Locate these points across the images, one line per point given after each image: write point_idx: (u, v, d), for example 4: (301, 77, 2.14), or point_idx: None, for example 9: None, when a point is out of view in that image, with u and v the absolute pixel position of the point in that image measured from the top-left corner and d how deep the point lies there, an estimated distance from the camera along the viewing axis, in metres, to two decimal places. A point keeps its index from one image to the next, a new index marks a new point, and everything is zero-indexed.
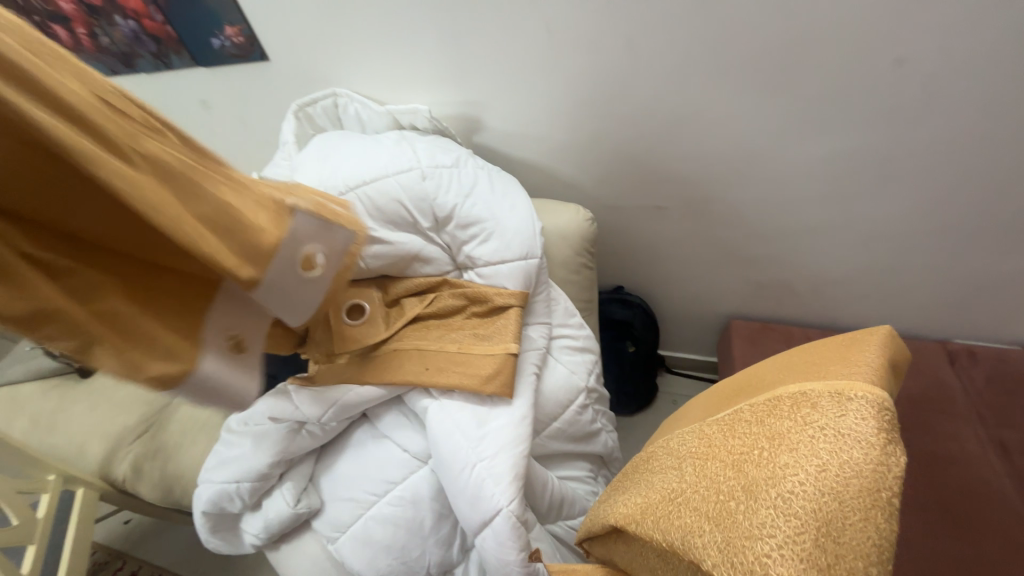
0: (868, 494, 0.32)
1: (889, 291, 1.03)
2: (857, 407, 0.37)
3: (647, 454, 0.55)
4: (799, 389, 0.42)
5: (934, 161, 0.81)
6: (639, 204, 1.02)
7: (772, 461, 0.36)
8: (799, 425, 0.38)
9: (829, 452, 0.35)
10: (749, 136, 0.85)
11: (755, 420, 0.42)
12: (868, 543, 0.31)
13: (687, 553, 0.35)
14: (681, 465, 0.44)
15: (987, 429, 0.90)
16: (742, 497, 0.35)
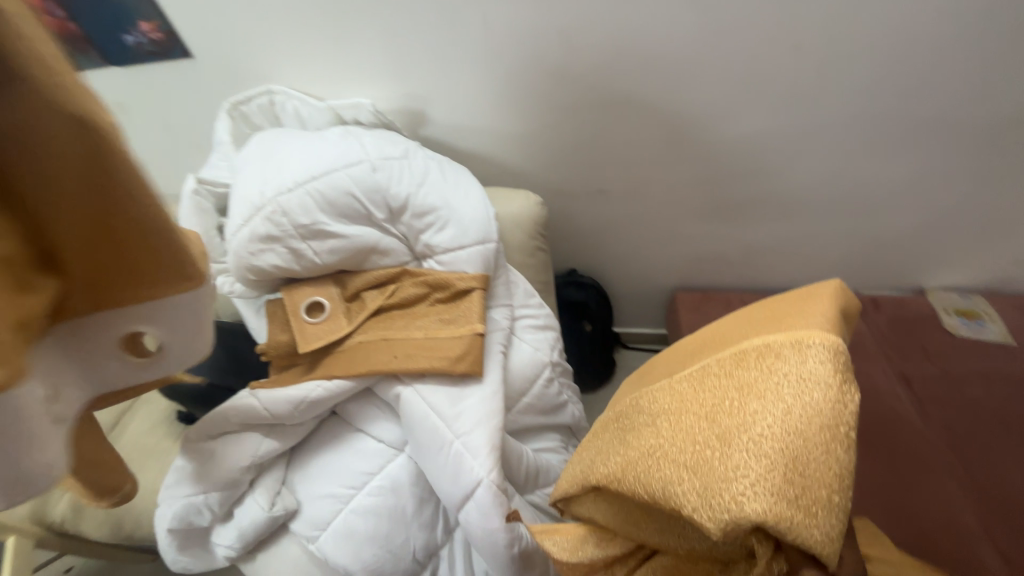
0: (830, 432, 0.37)
1: (806, 252, 1.16)
2: (815, 352, 0.41)
3: (616, 410, 0.58)
4: (763, 339, 0.46)
5: (830, 132, 0.93)
6: (584, 188, 1.08)
7: (743, 409, 0.40)
8: (765, 374, 0.42)
9: (793, 396, 0.39)
10: (677, 117, 0.93)
11: (722, 371, 0.46)
12: (828, 470, 0.36)
13: (670, 501, 0.39)
14: (656, 419, 0.47)
15: (892, 365, 1.04)
16: (716, 445, 0.39)
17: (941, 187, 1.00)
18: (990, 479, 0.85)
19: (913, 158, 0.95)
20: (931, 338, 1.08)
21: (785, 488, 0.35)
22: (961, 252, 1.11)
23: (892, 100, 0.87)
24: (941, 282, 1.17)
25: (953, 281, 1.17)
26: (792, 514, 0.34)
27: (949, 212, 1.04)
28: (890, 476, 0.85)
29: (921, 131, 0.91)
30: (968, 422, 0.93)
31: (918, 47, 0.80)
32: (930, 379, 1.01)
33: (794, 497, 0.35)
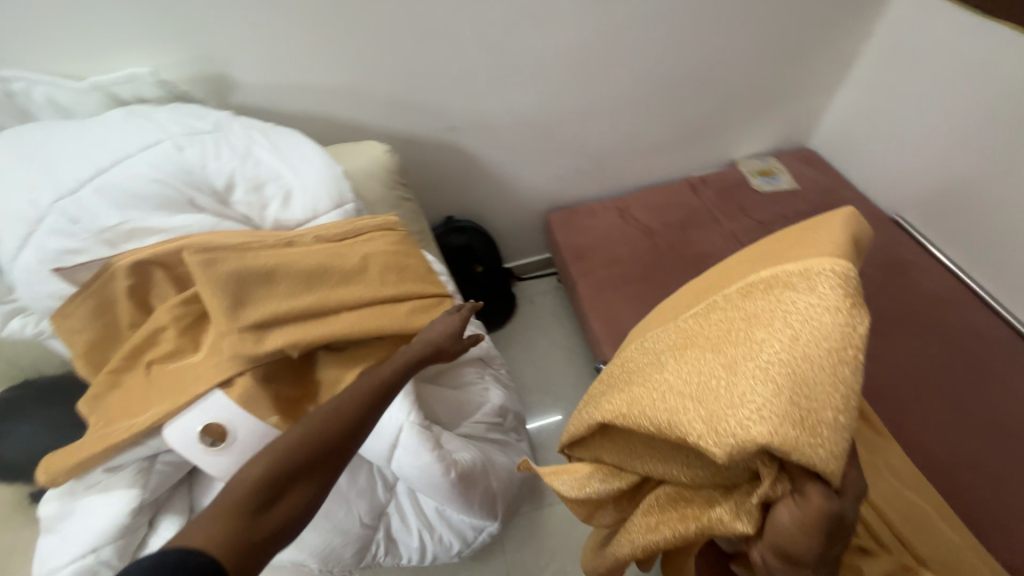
0: (829, 359, 0.47)
1: (643, 150, 1.30)
2: (820, 288, 0.51)
3: (637, 352, 0.68)
4: (773, 279, 0.55)
5: (630, 30, 1.03)
6: (433, 130, 1.06)
7: (755, 345, 0.50)
8: (773, 312, 0.52)
9: (798, 329, 0.49)
10: (497, 37, 0.95)
11: (735, 313, 0.56)
12: (829, 389, 0.46)
13: (686, 431, 0.48)
14: (675, 362, 0.57)
15: (726, 228, 1.25)
16: (730, 376, 0.49)
17: (724, 67, 1.18)
18: None
19: (700, 43, 1.11)
20: (746, 198, 1.32)
21: (786, 414, 0.44)
22: (752, 123, 1.34)
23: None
24: (744, 152, 1.42)
25: (752, 149, 1.42)
26: (795, 435, 0.43)
27: (735, 88, 1.24)
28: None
29: (698, 17, 1.06)
30: None
31: None
32: (751, 231, 1.24)
33: (796, 419, 0.44)
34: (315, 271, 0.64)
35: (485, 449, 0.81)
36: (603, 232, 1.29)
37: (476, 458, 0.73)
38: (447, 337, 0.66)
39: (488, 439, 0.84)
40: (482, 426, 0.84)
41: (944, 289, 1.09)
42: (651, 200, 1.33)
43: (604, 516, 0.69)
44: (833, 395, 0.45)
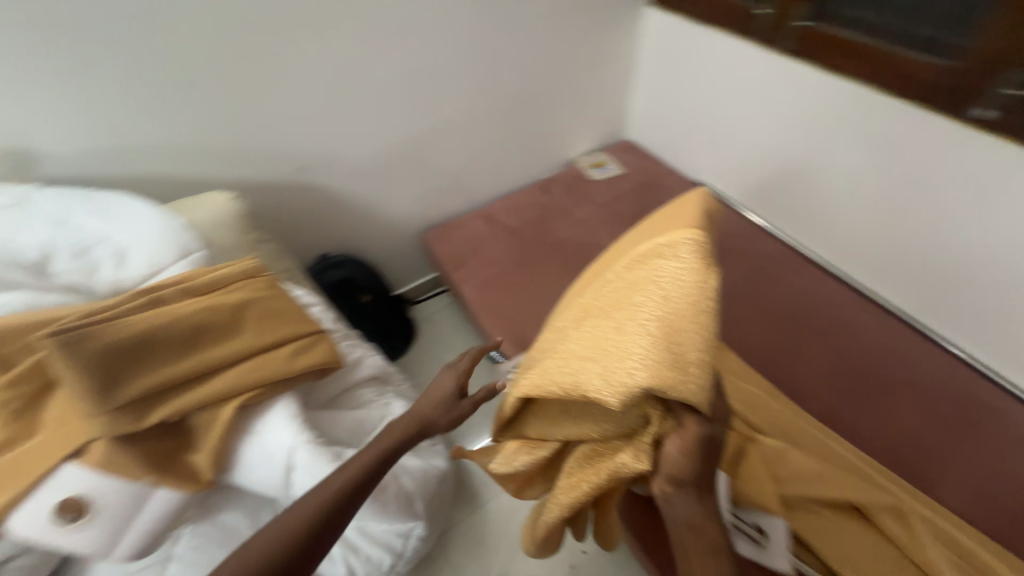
0: (694, 313, 0.53)
1: (492, 163, 1.46)
2: (686, 247, 0.56)
3: (551, 330, 0.73)
4: (650, 245, 0.60)
5: (443, 61, 1.17)
6: (282, 173, 1.11)
7: (636, 306, 0.56)
8: (650, 273, 0.57)
9: (669, 286, 0.55)
10: (318, 80, 1.04)
11: (622, 278, 0.61)
12: (695, 334, 0.52)
13: (586, 389, 0.54)
14: (578, 332, 0.62)
15: (576, 215, 1.44)
16: (619, 337, 0.55)
17: (539, 83, 1.37)
18: None
19: (510, 67, 1.29)
20: (589, 189, 1.53)
21: (662, 363, 0.50)
22: (578, 126, 1.57)
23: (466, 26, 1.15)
24: (581, 152, 1.65)
25: (586, 148, 1.66)
26: (670, 377, 0.50)
27: (555, 100, 1.44)
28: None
29: (501, 45, 1.23)
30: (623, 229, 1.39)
31: None
32: (598, 215, 1.44)
33: (671, 364, 0.50)
34: (190, 329, 0.64)
35: (395, 457, 0.83)
36: (476, 241, 1.39)
37: None
38: (439, 407, 0.69)
39: None
40: None
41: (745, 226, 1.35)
42: (510, 204, 1.49)
43: (534, 488, 0.78)
44: (700, 344, 0.52)
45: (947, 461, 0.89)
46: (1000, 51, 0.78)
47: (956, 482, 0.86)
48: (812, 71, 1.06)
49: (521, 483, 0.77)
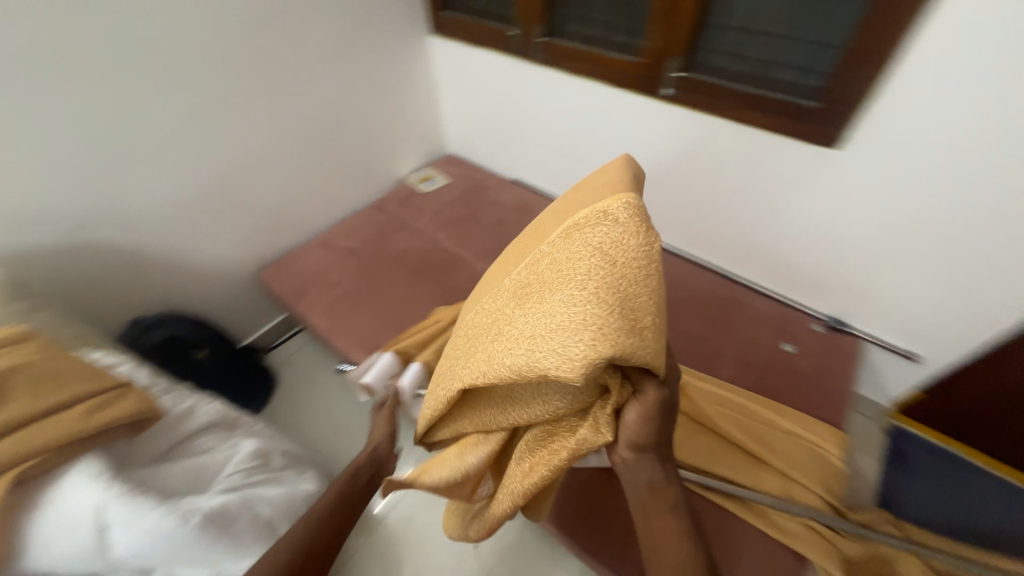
0: (641, 278, 0.57)
1: (317, 192, 1.48)
2: (625, 217, 0.62)
3: (500, 313, 0.73)
4: (590, 220, 0.65)
5: (230, 102, 1.18)
6: (56, 237, 1.02)
7: (588, 275, 0.58)
8: (595, 245, 0.61)
9: (615, 255, 0.59)
10: (75, 132, 0.98)
11: (568, 255, 0.64)
12: (645, 294, 0.57)
13: (549, 368, 0.54)
14: (531, 315, 0.63)
15: (414, 226, 1.54)
16: (572, 305, 0.57)
17: (344, 112, 1.45)
18: (474, 250, 1.45)
19: (307, 100, 1.34)
20: (421, 201, 1.64)
21: (618, 328, 0.53)
22: (398, 147, 1.68)
23: (247, 66, 1.18)
24: (408, 170, 1.77)
25: (412, 165, 1.78)
26: (629, 340, 0.52)
27: (365, 125, 1.53)
28: (438, 287, 1.33)
29: (291, 81, 1.28)
30: (458, 231, 1.52)
31: (225, 27, 1.11)
32: (435, 224, 1.55)
33: (628, 329, 0.53)
34: None
35: (247, 491, 0.79)
36: (317, 270, 1.39)
37: (229, 500, 0.74)
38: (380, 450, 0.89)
39: (251, 483, 0.81)
40: (238, 475, 0.81)
41: None
42: (346, 228, 1.52)
43: (485, 489, 0.81)
44: (649, 310, 0.56)
45: (717, 347, 1.17)
46: (661, 45, 1.08)
47: (726, 359, 1.14)
48: (560, 74, 1.31)
49: (472, 485, 0.79)
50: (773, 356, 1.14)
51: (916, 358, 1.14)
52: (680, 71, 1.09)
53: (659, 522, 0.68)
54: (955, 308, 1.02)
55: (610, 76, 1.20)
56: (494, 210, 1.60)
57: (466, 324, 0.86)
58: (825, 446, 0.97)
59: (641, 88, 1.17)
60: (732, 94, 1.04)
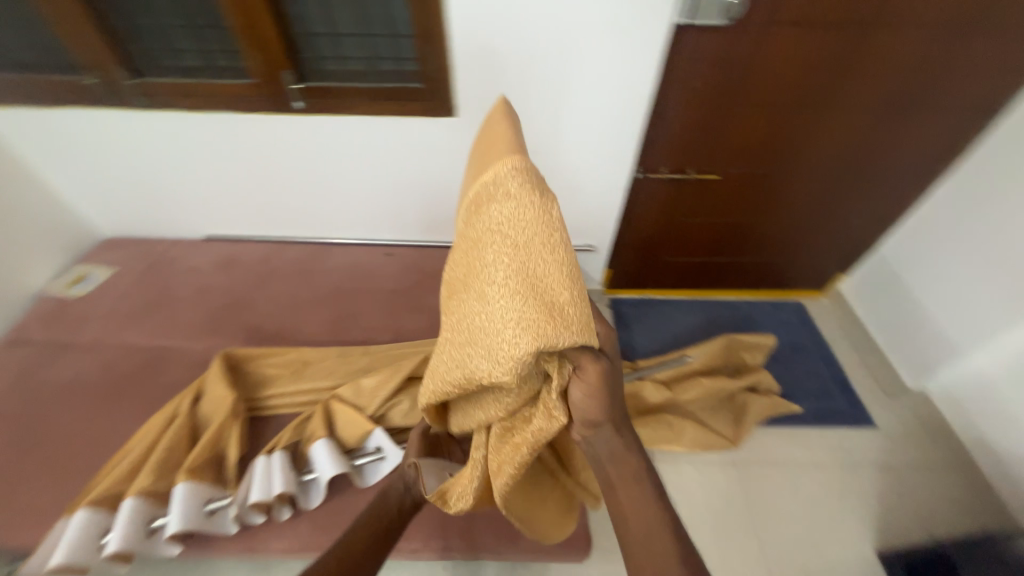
0: (551, 251, 0.48)
1: None
2: (516, 179, 0.50)
3: (442, 320, 0.64)
4: (478, 198, 0.54)
5: None
6: None
7: (493, 261, 0.50)
8: (488, 225, 0.52)
9: (512, 232, 0.49)
10: None
11: (471, 245, 0.56)
12: (558, 269, 0.47)
13: (481, 376, 0.50)
14: (455, 319, 0.56)
15: (82, 341, 1.20)
16: (491, 300, 0.50)
17: None
18: (180, 333, 1.23)
19: None
20: (79, 309, 1.28)
21: (538, 319, 0.46)
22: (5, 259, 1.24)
23: None
24: (40, 280, 1.34)
25: (45, 273, 1.35)
26: (548, 333, 0.45)
27: None
28: (146, 397, 1.09)
29: None
30: (148, 320, 1.26)
31: None
32: (112, 325, 1.24)
33: (545, 320, 0.45)
34: None
35: None
36: None
37: None
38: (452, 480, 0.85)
39: None
40: None
41: (263, 251, 1.47)
42: None
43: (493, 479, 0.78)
44: (566, 285, 0.47)
45: None
46: (264, 63, 1.06)
47: None
48: (175, 114, 1.17)
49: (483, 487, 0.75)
50: None
51: (590, 247, 1.54)
52: (299, 83, 1.11)
53: (625, 491, 0.64)
54: (587, 200, 1.40)
55: (236, 103, 1.14)
56: (190, 279, 1.36)
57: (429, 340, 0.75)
58: None
59: (275, 108, 1.15)
60: (354, 93, 1.12)
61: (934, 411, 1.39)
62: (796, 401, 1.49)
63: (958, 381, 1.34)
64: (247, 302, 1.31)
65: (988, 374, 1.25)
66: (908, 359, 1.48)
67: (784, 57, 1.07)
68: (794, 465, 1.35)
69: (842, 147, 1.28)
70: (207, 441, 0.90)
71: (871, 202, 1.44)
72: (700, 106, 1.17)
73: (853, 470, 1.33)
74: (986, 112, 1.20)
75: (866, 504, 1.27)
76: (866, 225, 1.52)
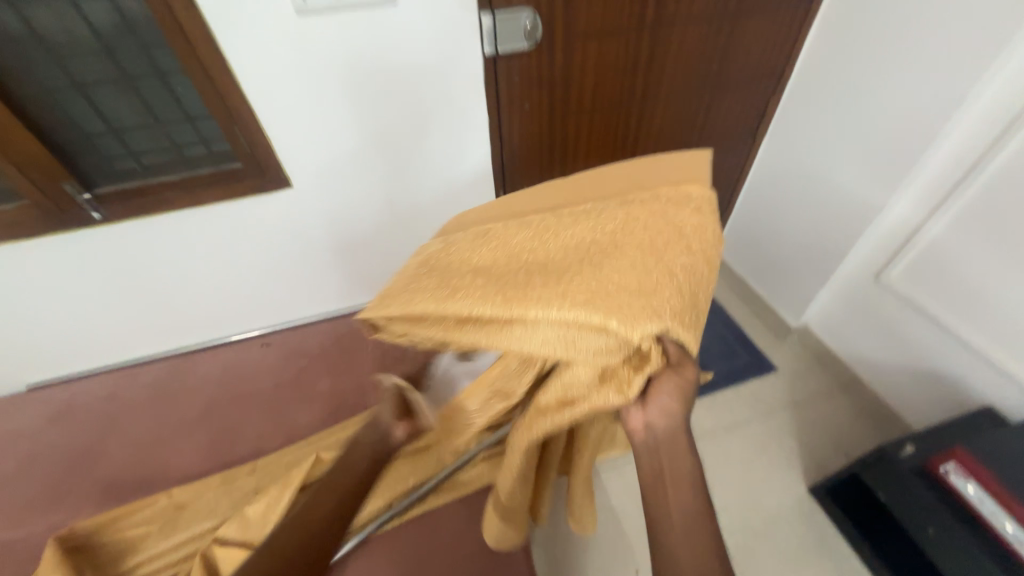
0: (703, 275, 0.55)
1: None
2: (701, 208, 0.60)
3: (523, 260, 0.58)
4: (667, 194, 0.61)
5: None
6: None
7: (667, 244, 0.55)
8: (674, 215, 0.58)
9: (690, 238, 0.57)
10: None
11: (636, 214, 0.58)
12: (701, 286, 0.55)
13: (607, 326, 0.48)
14: (582, 263, 0.54)
15: None
16: (640, 270, 0.52)
17: None
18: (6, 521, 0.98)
19: None
20: None
21: (677, 307, 0.51)
22: None
23: None
24: None
25: None
26: (682, 326, 0.50)
27: None
28: None
29: None
30: None
31: None
32: None
33: (685, 314, 0.51)
34: None
35: None
36: None
37: None
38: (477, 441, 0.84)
39: None
40: None
41: (108, 382, 1.24)
42: None
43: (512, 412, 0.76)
44: (698, 303, 0.55)
45: (355, 381, 1.19)
46: (33, 179, 0.90)
47: (369, 387, 1.18)
48: None
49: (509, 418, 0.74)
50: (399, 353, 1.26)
51: None
52: (87, 191, 0.95)
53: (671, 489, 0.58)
54: None
55: (10, 231, 0.95)
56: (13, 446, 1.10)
57: (470, 263, 0.61)
58: None
59: (65, 226, 0.98)
60: (164, 188, 0.99)
61: (817, 342, 1.54)
62: (708, 367, 1.57)
63: (827, 310, 1.49)
64: (97, 451, 1.09)
65: (846, 299, 1.41)
66: (786, 303, 1.59)
67: (593, 69, 1.13)
68: (721, 431, 1.41)
69: (674, 134, 1.38)
70: None
71: (716, 173, 1.58)
72: (536, 126, 1.19)
73: (770, 418, 1.43)
74: (777, 80, 1.36)
75: (787, 447, 1.36)
76: (719, 195, 1.66)
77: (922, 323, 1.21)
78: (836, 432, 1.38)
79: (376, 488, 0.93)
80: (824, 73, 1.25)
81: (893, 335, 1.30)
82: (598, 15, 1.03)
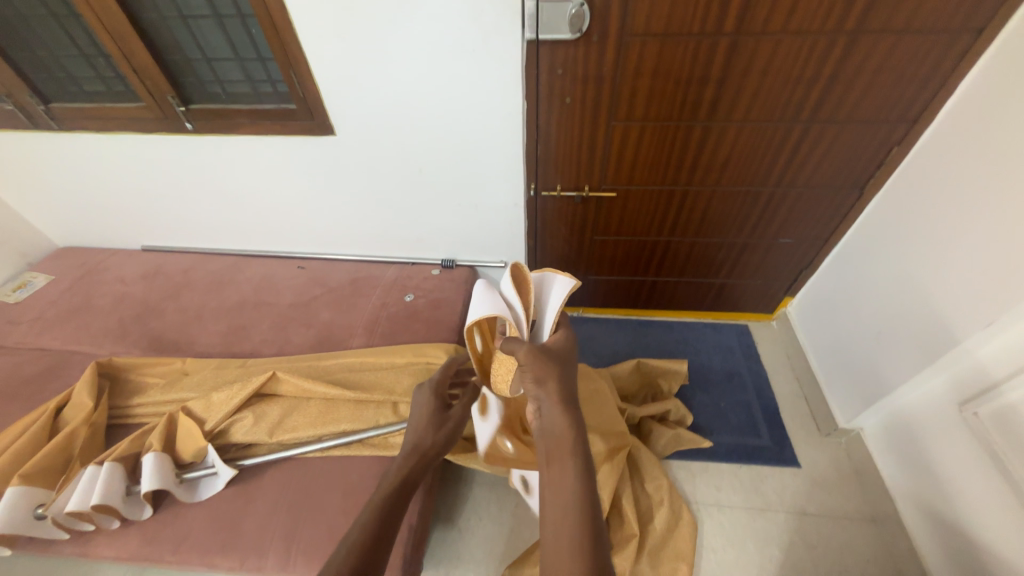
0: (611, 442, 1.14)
1: None
2: (635, 410, 1.29)
3: (645, 451, 1.23)
4: (660, 413, 1.31)
5: None
6: None
7: (670, 443, 1.28)
8: (655, 425, 1.30)
9: (660, 438, 1.28)
10: None
11: (653, 423, 1.31)
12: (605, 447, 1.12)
13: None
14: (663, 450, 1.28)
15: (9, 344, 1.30)
16: (665, 448, 1.28)
17: None
18: (86, 340, 1.30)
19: None
20: (14, 312, 1.39)
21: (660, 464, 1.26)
22: None
23: None
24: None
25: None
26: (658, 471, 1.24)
27: None
28: (41, 396, 1.16)
29: None
30: (68, 323, 1.35)
31: None
32: (35, 328, 1.34)
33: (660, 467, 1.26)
34: None
35: None
36: None
37: None
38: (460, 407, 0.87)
39: None
40: None
41: (187, 263, 1.53)
42: None
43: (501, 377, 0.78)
44: (622, 453, 1.15)
45: (347, 322, 1.30)
46: (148, 88, 1.14)
47: (356, 331, 1.27)
48: (89, 134, 1.27)
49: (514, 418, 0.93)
50: (395, 310, 1.32)
51: (503, 264, 1.48)
52: (183, 106, 1.16)
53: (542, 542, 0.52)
54: (489, 219, 1.36)
55: (134, 125, 1.22)
56: (113, 288, 1.44)
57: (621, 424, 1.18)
58: (411, 362, 1.14)
59: (168, 128, 1.21)
60: (234, 114, 1.16)
61: (865, 456, 1.25)
62: (711, 432, 1.38)
63: (887, 425, 1.19)
64: (159, 312, 1.37)
65: (912, 418, 1.10)
66: (843, 398, 1.31)
67: (650, 72, 1.02)
68: (698, 506, 1.24)
69: (748, 165, 1.19)
70: (65, 435, 0.96)
71: (801, 221, 1.32)
72: (578, 122, 1.12)
73: (763, 516, 1.22)
74: (911, 125, 1.07)
75: (765, 554, 1.15)
76: (801, 247, 1.40)
77: (998, 484, 0.90)
78: (840, 565, 1.13)
79: (312, 419, 1.02)
80: (982, 122, 0.93)
81: (957, 486, 0.99)
82: (665, 13, 0.92)
